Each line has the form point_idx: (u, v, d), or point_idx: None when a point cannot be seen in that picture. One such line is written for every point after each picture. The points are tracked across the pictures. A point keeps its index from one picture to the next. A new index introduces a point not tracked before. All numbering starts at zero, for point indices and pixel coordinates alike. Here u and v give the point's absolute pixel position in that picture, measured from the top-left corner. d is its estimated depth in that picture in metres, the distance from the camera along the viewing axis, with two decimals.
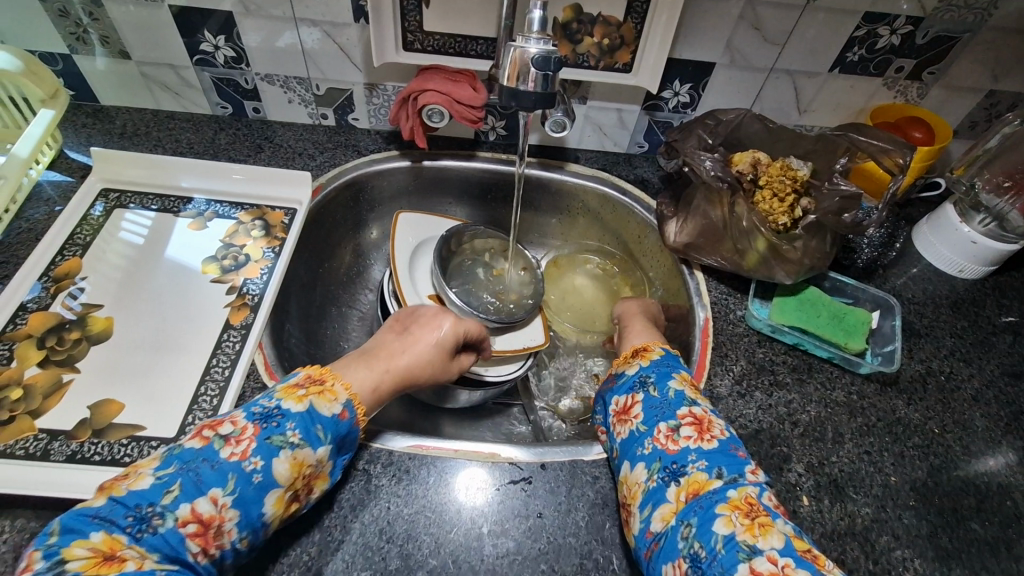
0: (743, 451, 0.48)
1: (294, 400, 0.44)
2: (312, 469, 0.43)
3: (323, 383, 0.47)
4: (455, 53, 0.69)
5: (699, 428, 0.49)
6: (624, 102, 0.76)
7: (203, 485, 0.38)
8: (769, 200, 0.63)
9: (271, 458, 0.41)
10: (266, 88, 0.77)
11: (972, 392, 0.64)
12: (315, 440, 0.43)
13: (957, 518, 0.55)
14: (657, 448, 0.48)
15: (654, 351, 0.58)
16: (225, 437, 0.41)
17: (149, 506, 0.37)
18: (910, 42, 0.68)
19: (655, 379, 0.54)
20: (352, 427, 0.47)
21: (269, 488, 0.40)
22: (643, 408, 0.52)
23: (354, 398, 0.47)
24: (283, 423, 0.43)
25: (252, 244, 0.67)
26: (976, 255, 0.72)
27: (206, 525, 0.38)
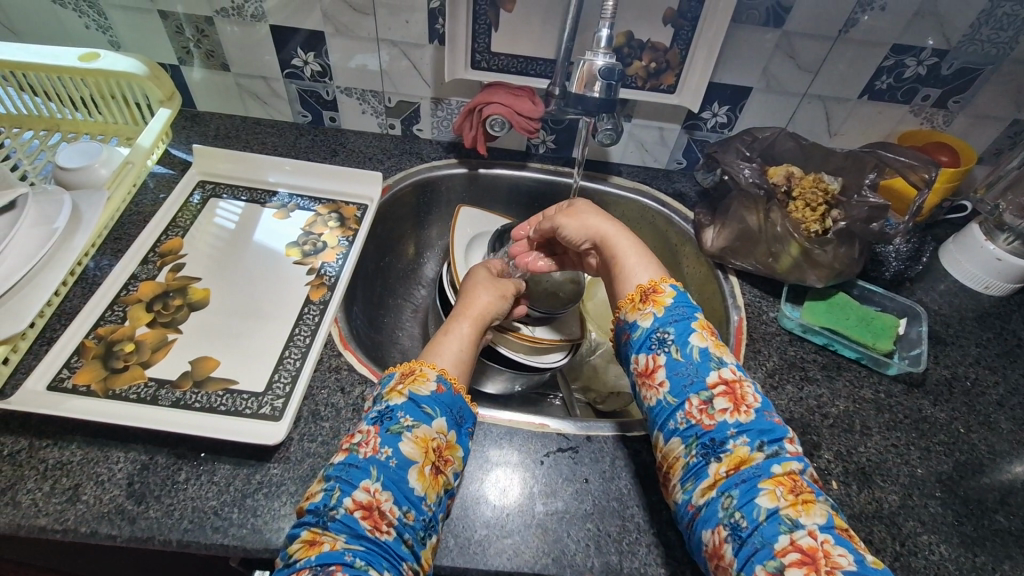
0: (778, 417, 0.48)
1: (397, 395, 0.50)
2: (436, 441, 0.48)
3: (414, 372, 0.52)
4: (516, 72, 0.77)
5: (733, 398, 0.48)
6: (666, 120, 0.83)
7: (354, 480, 0.45)
8: (802, 209, 0.69)
9: (396, 443, 0.47)
10: (344, 100, 0.86)
11: (997, 397, 0.67)
12: (426, 417, 0.49)
13: (981, 509, 0.58)
14: (691, 422, 0.48)
15: (665, 293, 0.55)
16: (357, 442, 0.47)
17: (324, 508, 0.43)
18: (936, 73, 0.74)
19: (674, 336, 0.52)
20: (453, 397, 0.52)
21: (406, 467, 0.46)
22: (668, 375, 0.51)
23: (443, 372, 0.53)
24: (395, 414, 0.48)
25: (329, 233, 0.75)
26: (1002, 272, 0.76)
27: (369, 509, 0.43)
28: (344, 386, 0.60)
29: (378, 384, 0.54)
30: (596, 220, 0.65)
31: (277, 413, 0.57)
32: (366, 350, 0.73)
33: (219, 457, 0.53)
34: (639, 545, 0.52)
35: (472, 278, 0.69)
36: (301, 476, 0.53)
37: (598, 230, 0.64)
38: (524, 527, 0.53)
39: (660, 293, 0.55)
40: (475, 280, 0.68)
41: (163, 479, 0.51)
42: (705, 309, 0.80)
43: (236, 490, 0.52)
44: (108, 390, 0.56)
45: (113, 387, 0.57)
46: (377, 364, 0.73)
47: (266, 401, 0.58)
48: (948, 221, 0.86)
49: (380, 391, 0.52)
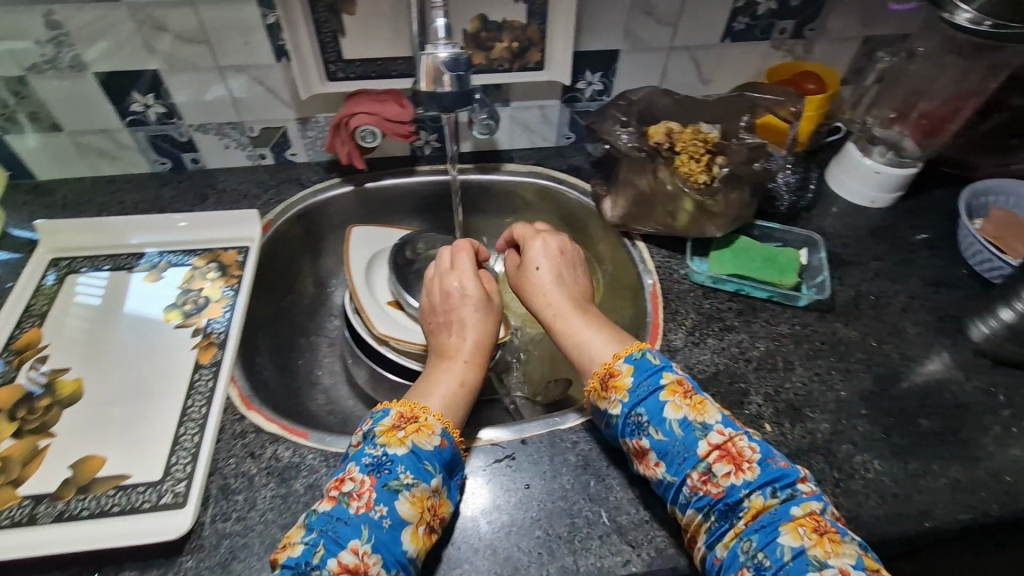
0: (781, 459, 0.48)
1: (397, 443, 0.48)
2: (432, 500, 0.48)
3: (417, 419, 0.50)
4: (378, 76, 0.72)
5: (732, 459, 0.47)
6: (544, 98, 0.81)
7: (342, 540, 0.44)
8: (687, 162, 0.68)
9: (393, 502, 0.46)
10: (202, 138, 0.79)
11: (901, 305, 0.71)
12: (427, 475, 0.48)
13: (904, 417, 0.61)
14: (699, 494, 0.47)
15: (623, 373, 0.53)
16: (348, 493, 0.47)
17: (306, 565, 0.43)
18: (787, 5, 0.75)
19: (649, 417, 0.50)
20: (454, 451, 0.51)
21: (401, 528, 0.45)
22: (660, 455, 0.49)
23: (447, 425, 0.51)
24: (394, 468, 0.47)
25: (210, 285, 0.69)
26: (883, 184, 0.78)
27: (356, 573, 0.43)
28: (253, 451, 0.55)
29: (370, 417, 0.52)
30: (553, 296, 0.62)
31: (180, 500, 0.52)
32: (280, 401, 0.67)
33: (121, 566, 0.48)
34: (592, 540, 0.51)
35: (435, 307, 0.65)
36: (219, 561, 0.48)
37: (542, 313, 0.62)
38: (473, 553, 0.50)
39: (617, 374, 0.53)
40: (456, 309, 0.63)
41: None
42: (621, 280, 0.79)
43: None
44: None
45: None
46: (295, 414, 0.68)
47: (167, 489, 0.52)
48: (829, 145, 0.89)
49: (373, 427, 0.50)
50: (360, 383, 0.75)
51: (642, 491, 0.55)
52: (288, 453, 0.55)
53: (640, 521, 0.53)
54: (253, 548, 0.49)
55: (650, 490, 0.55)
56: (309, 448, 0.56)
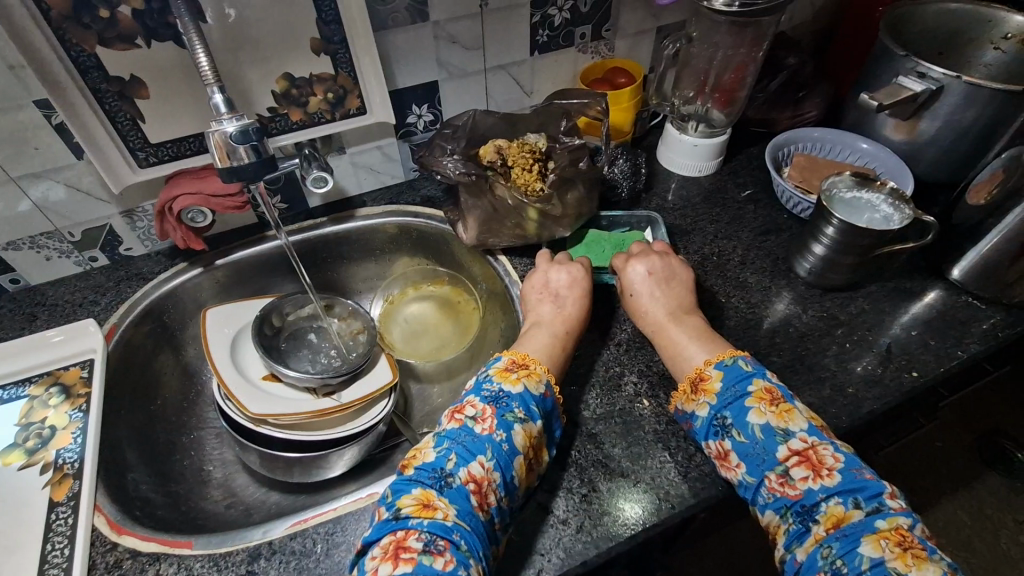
0: (868, 472, 0.48)
1: (511, 382, 0.55)
2: (537, 440, 0.53)
3: (527, 366, 0.57)
4: (194, 152, 0.70)
5: (811, 464, 0.48)
6: (379, 138, 0.82)
7: (472, 453, 0.49)
8: (521, 173, 0.73)
9: (509, 430, 0.51)
10: (14, 256, 0.72)
11: (739, 258, 0.78)
12: (534, 414, 0.54)
13: (759, 358, 0.68)
14: (777, 495, 0.49)
15: (712, 377, 0.56)
16: (473, 417, 0.52)
17: (441, 470, 0.48)
18: (579, 13, 0.81)
19: (732, 419, 0.53)
20: (553, 403, 0.57)
21: (513, 455, 0.51)
22: (740, 457, 0.51)
23: (550, 375, 0.58)
24: (509, 402, 0.53)
25: (53, 413, 0.64)
26: (703, 155, 0.86)
27: (479, 485, 0.48)
28: None
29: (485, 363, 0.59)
30: (650, 308, 0.65)
31: None
32: (167, 513, 0.63)
33: None
34: (504, 560, 0.52)
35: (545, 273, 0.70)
36: None
37: (648, 328, 0.65)
38: None
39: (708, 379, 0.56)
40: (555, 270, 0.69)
41: None
42: (496, 295, 0.83)
43: None
44: None
45: None
46: (186, 521, 0.64)
47: None
48: (654, 128, 0.97)
49: (489, 369, 0.57)
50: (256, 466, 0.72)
51: (543, 497, 0.56)
52: (173, 570, 0.52)
53: (544, 527, 0.54)
54: None
55: (549, 493, 0.57)
56: (195, 557, 0.53)
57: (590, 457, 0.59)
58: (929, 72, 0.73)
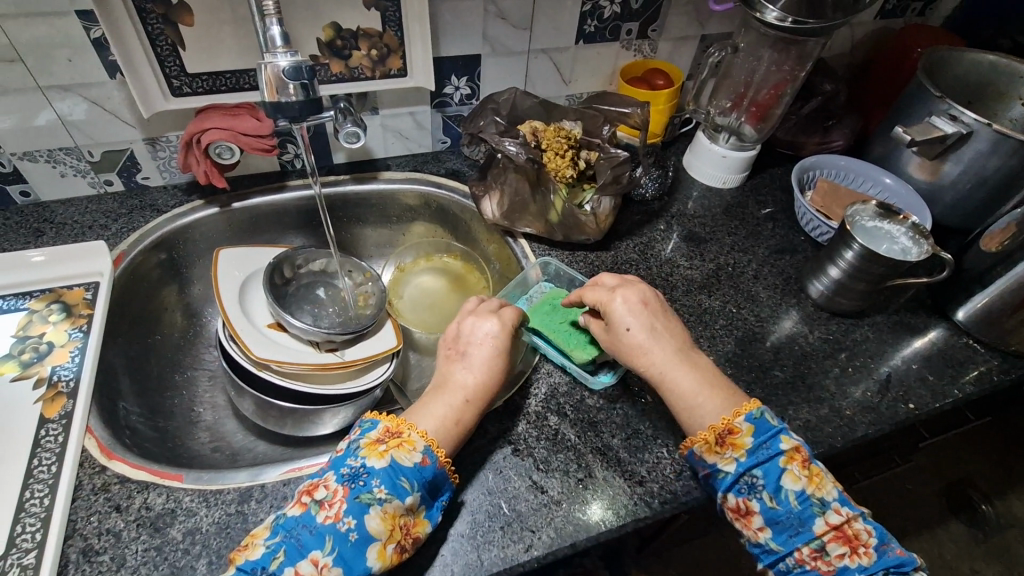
0: (897, 545, 0.49)
1: (377, 456, 0.48)
2: (404, 518, 0.47)
3: (400, 435, 0.50)
4: (229, 90, 0.69)
5: (848, 541, 0.48)
6: (413, 104, 0.81)
7: (304, 548, 0.44)
8: (553, 158, 0.71)
9: (361, 515, 0.45)
10: (29, 167, 0.70)
11: (753, 273, 0.79)
12: (401, 492, 0.47)
13: (762, 371, 0.68)
14: (807, 567, 0.49)
15: (742, 432, 0.52)
16: (320, 501, 0.46)
17: (262, 570, 0.43)
18: (630, 8, 0.81)
19: (764, 481, 0.50)
20: (436, 471, 0.50)
21: (366, 543, 0.45)
22: (767, 522, 0.50)
23: (431, 442, 0.50)
24: (370, 481, 0.47)
25: (52, 329, 0.62)
26: (730, 166, 0.87)
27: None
28: (118, 504, 0.50)
29: (359, 427, 0.52)
30: (655, 345, 0.58)
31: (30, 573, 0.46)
32: (153, 447, 0.62)
33: None
34: (493, 532, 0.52)
35: (465, 326, 0.59)
36: None
37: (650, 371, 0.57)
38: None
39: (737, 431, 0.52)
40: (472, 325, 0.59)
41: None
42: (507, 275, 0.82)
43: None
44: None
45: None
46: (174, 457, 0.63)
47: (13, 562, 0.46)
48: (683, 135, 0.97)
49: (359, 438, 0.50)
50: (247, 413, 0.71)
51: (538, 477, 0.56)
52: (160, 501, 0.51)
53: (536, 506, 0.54)
54: None
55: (544, 474, 0.57)
56: (185, 491, 0.52)
57: (588, 444, 0.59)
58: (962, 115, 0.74)
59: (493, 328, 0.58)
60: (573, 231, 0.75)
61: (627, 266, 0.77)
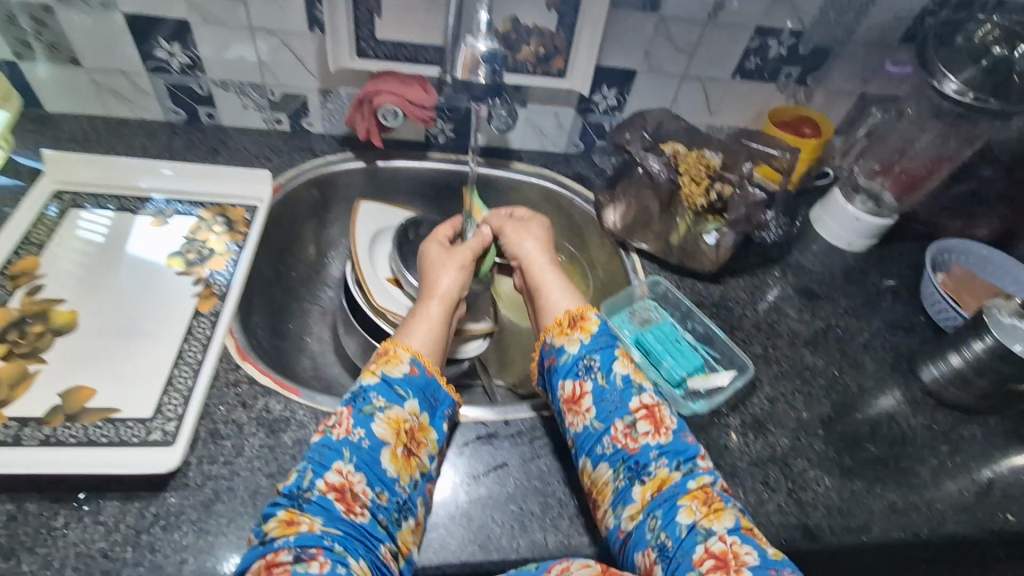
0: (689, 438, 0.54)
1: (370, 375, 0.54)
2: (408, 423, 0.52)
3: (387, 354, 0.56)
4: (406, 60, 0.75)
5: (654, 421, 0.53)
6: (560, 105, 0.85)
7: (328, 462, 0.48)
8: (689, 184, 0.75)
9: (369, 424, 0.50)
10: (221, 94, 0.80)
11: (863, 341, 0.77)
12: (398, 397, 0.53)
13: (854, 442, 0.66)
14: (617, 447, 0.52)
15: (590, 320, 0.59)
16: (331, 425, 0.51)
17: (298, 488, 0.46)
18: (795, 53, 0.82)
19: (600, 364, 0.56)
20: (427, 378, 0.56)
21: (379, 447, 0.49)
22: (594, 402, 0.55)
23: (416, 355, 0.57)
24: (368, 395, 0.52)
25: (215, 238, 0.70)
26: (861, 231, 0.85)
27: (341, 490, 0.47)
28: (244, 401, 0.56)
29: None
30: (530, 248, 0.68)
31: (169, 438, 0.52)
32: (271, 361, 0.68)
33: (103, 495, 0.48)
34: (562, 519, 0.54)
35: (425, 257, 0.68)
36: (203, 503, 0.49)
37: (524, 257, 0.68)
38: (450, 519, 0.52)
39: (586, 320, 0.60)
40: (429, 259, 0.68)
41: (36, 528, 0.46)
42: (609, 287, 0.84)
43: (128, 528, 0.47)
44: None
45: None
46: (283, 375, 0.69)
47: (156, 426, 0.53)
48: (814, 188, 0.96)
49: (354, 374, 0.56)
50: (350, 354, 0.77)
51: None
52: (279, 407, 0.56)
53: None
54: (236, 492, 0.50)
55: None
56: (300, 404, 0.57)
57: None
58: None
59: (461, 252, 0.68)
60: (688, 257, 0.76)
61: (734, 303, 0.76)
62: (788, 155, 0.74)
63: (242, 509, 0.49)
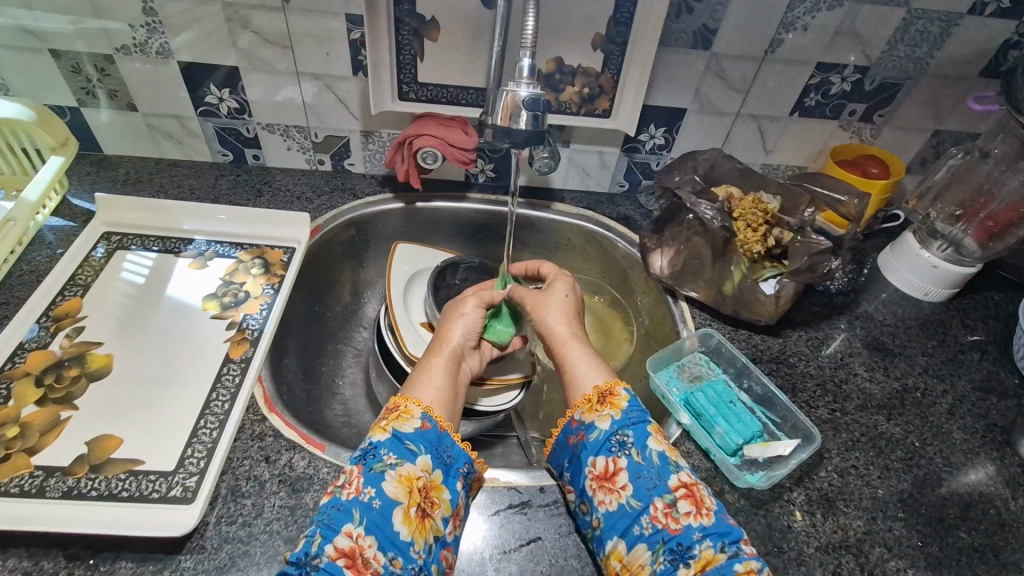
0: (732, 519, 0.48)
1: (380, 432, 0.51)
2: (421, 480, 0.48)
3: (398, 408, 0.53)
4: (447, 102, 0.75)
5: (694, 501, 0.48)
6: (605, 145, 0.82)
7: (336, 526, 0.44)
8: (745, 230, 0.69)
9: (379, 483, 0.46)
10: (267, 136, 0.81)
11: (947, 406, 0.67)
12: (410, 454, 0.49)
13: (943, 528, 0.55)
14: (657, 527, 0.47)
15: (620, 396, 0.54)
16: (340, 485, 0.47)
17: (305, 555, 0.42)
18: (860, 88, 0.76)
19: (634, 439, 0.51)
20: (439, 434, 0.52)
21: (390, 508, 0.45)
22: (630, 478, 0.50)
23: (427, 409, 0.53)
24: (378, 452, 0.48)
25: (252, 281, 0.70)
26: (938, 279, 0.77)
27: (352, 556, 0.42)
28: (269, 455, 0.54)
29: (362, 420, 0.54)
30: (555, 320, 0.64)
31: (189, 494, 0.50)
32: (300, 408, 0.66)
33: (118, 554, 0.46)
34: None
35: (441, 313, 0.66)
36: (217, 569, 0.46)
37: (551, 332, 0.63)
38: None
39: (615, 396, 0.55)
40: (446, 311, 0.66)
41: None
42: (656, 335, 0.78)
43: None
44: None
45: None
46: (312, 422, 0.67)
47: (178, 480, 0.51)
48: (883, 231, 0.88)
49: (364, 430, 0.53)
50: (381, 400, 0.74)
51: None
52: (302, 464, 0.54)
53: None
54: (254, 557, 0.47)
55: None
56: (324, 461, 0.54)
57: None
58: None
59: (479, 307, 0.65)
60: (745, 308, 0.70)
61: (795, 359, 0.69)
62: (856, 199, 0.67)
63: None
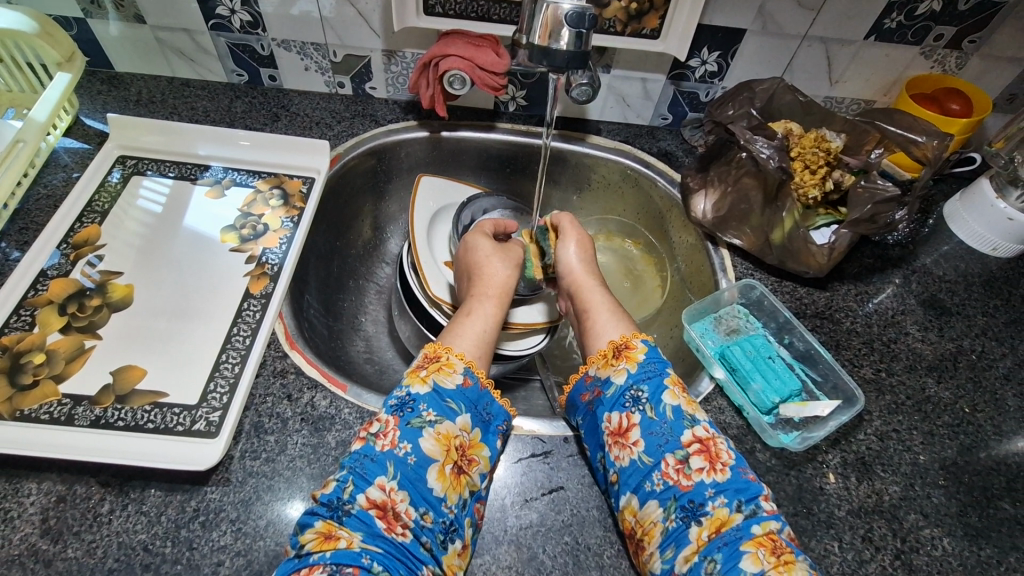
0: (752, 474, 0.46)
1: (419, 383, 0.49)
2: (459, 439, 0.47)
3: (438, 360, 0.50)
4: (477, 17, 0.68)
5: (709, 456, 0.46)
6: (649, 70, 0.74)
7: (369, 477, 0.43)
8: (801, 171, 0.63)
9: (416, 439, 0.45)
10: (283, 54, 0.75)
11: (1004, 371, 0.62)
12: (449, 412, 0.47)
13: (984, 496, 0.53)
14: (668, 483, 0.45)
15: (636, 348, 0.53)
16: (374, 433, 0.46)
17: (338, 500, 0.42)
18: (951, 8, 0.66)
19: (649, 395, 0.49)
20: (479, 392, 0.50)
21: (425, 464, 0.44)
22: (643, 434, 0.48)
23: (469, 364, 0.51)
24: (416, 407, 0.47)
25: (270, 213, 0.67)
26: (1010, 233, 0.70)
27: (384, 508, 0.42)
28: (290, 394, 0.53)
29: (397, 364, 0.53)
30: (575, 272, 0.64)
31: (213, 429, 0.50)
32: (322, 345, 0.66)
33: (148, 483, 0.46)
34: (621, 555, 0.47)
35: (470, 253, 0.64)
36: (242, 500, 0.47)
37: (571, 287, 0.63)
38: (496, 545, 0.47)
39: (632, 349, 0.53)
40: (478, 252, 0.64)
41: (83, 513, 0.45)
42: (692, 283, 0.74)
43: (169, 521, 0.45)
44: (15, 411, 0.49)
45: (19, 408, 0.49)
46: (333, 358, 0.66)
47: (202, 415, 0.51)
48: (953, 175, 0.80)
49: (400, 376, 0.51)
50: (404, 338, 0.73)
51: None
52: (325, 403, 0.53)
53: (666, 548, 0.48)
54: (278, 492, 0.47)
55: None
56: (346, 401, 0.53)
57: None
58: None
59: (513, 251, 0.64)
60: (791, 259, 0.65)
61: (842, 314, 0.65)
62: (935, 140, 0.59)
63: (282, 513, 0.46)
